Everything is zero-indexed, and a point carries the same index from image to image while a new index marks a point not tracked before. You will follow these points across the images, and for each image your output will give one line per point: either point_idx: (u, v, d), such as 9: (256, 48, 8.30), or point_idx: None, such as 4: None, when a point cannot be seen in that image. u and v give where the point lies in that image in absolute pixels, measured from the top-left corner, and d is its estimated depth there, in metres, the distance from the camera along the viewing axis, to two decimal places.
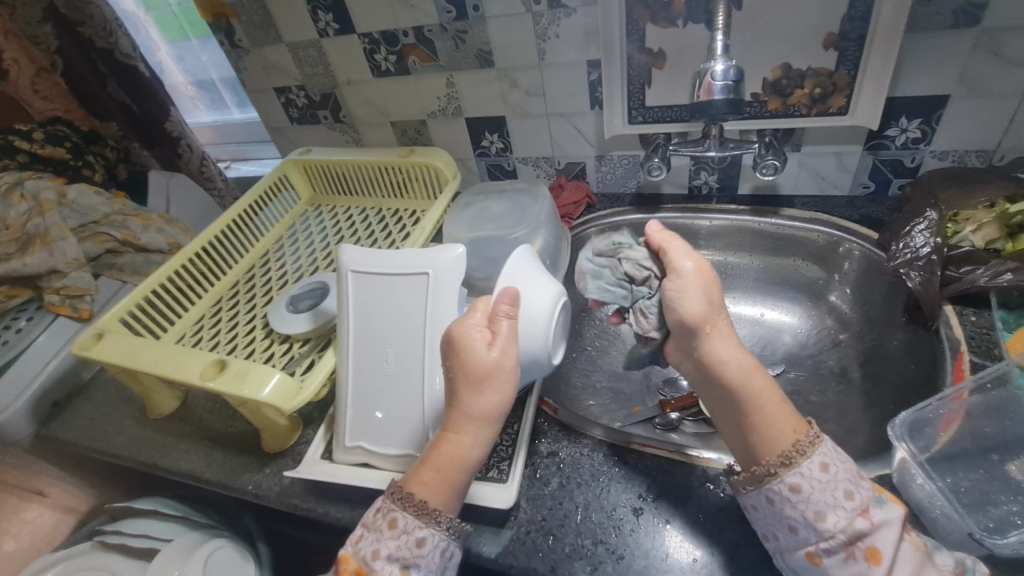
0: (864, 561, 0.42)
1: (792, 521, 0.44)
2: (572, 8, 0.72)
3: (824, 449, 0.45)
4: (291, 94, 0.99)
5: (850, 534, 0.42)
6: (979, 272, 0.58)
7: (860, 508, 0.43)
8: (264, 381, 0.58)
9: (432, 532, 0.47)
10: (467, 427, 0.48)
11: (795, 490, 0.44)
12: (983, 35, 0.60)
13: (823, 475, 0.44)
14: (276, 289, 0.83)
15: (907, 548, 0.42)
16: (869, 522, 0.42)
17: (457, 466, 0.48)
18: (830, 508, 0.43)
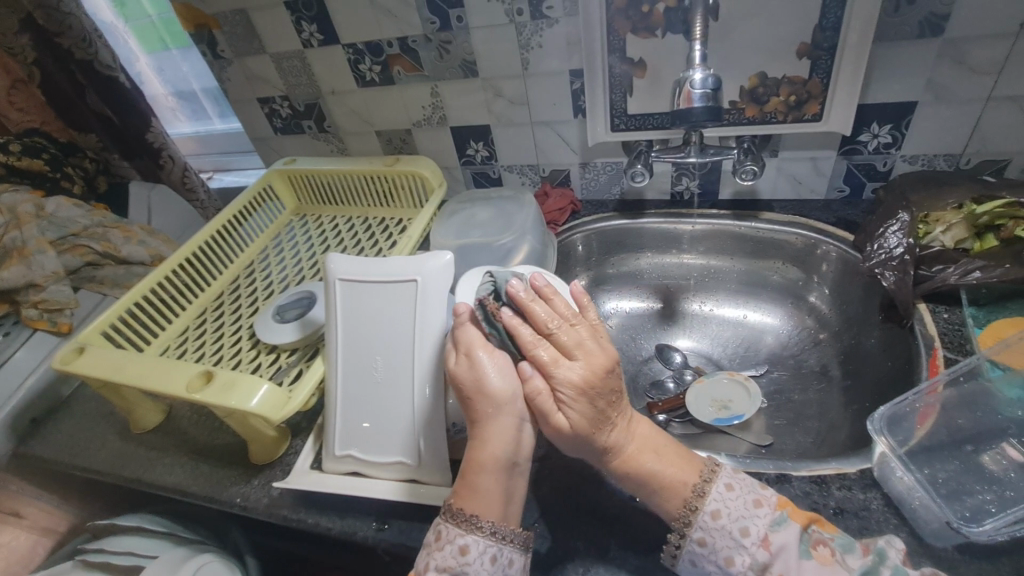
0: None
1: (716, 567, 0.45)
2: (554, 19, 0.74)
3: (722, 476, 0.47)
4: (275, 104, 0.99)
5: (756, 567, 0.44)
6: (949, 271, 0.61)
7: (757, 539, 0.44)
8: (251, 392, 0.57)
9: (472, 537, 0.45)
10: (488, 430, 0.48)
11: (701, 539, 0.45)
12: (946, 44, 0.63)
13: (729, 493, 0.46)
14: (261, 300, 0.82)
15: (811, 564, 0.42)
16: (769, 551, 0.43)
17: (487, 468, 0.47)
18: (734, 549, 0.44)
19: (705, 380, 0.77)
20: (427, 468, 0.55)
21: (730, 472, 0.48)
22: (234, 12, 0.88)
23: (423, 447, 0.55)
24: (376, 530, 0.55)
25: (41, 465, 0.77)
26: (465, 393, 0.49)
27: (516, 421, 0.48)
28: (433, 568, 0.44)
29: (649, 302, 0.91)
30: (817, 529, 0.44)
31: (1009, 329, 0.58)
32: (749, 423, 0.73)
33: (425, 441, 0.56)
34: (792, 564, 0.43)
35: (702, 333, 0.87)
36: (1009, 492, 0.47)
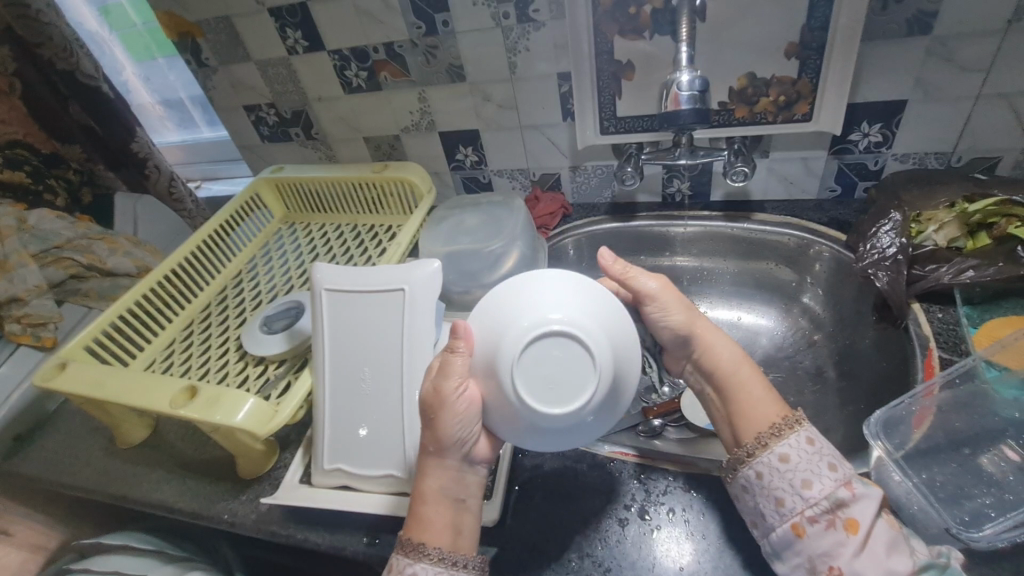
0: (844, 530, 0.42)
1: (778, 492, 0.45)
2: (541, 22, 0.73)
3: (807, 430, 0.46)
4: (262, 112, 0.98)
5: (832, 502, 0.43)
6: (943, 270, 0.60)
7: (844, 478, 0.43)
8: (236, 406, 0.56)
9: (423, 563, 0.44)
10: (433, 462, 0.48)
11: (762, 472, 0.46)
12: (934, 42, 0.63)
13: (810, 448, 0.45)
14: (249, 310, 0.81)
15: (882, 523, 0.43)
16: (851, 493, 0.43)
17: (436, 501, 0.47)
18: (814, 476, 0.44)
19: None
20: (417, 480, 0.54)
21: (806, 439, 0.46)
22: (217, 19, 0.86)
23: (413, 459, 0.54)
24: (367, 545, 0.54)
25: (25, 484, 0.75)
26: (422, 414, 0.47)
27: (461, 456, 0.48)
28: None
29: None
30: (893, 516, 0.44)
31: (1006, 328, 0.57)
32: None
33: (414, 453, 0.54)
34: (869, 519, 0.42)
35: None
36: (1009, 495, 0.46)
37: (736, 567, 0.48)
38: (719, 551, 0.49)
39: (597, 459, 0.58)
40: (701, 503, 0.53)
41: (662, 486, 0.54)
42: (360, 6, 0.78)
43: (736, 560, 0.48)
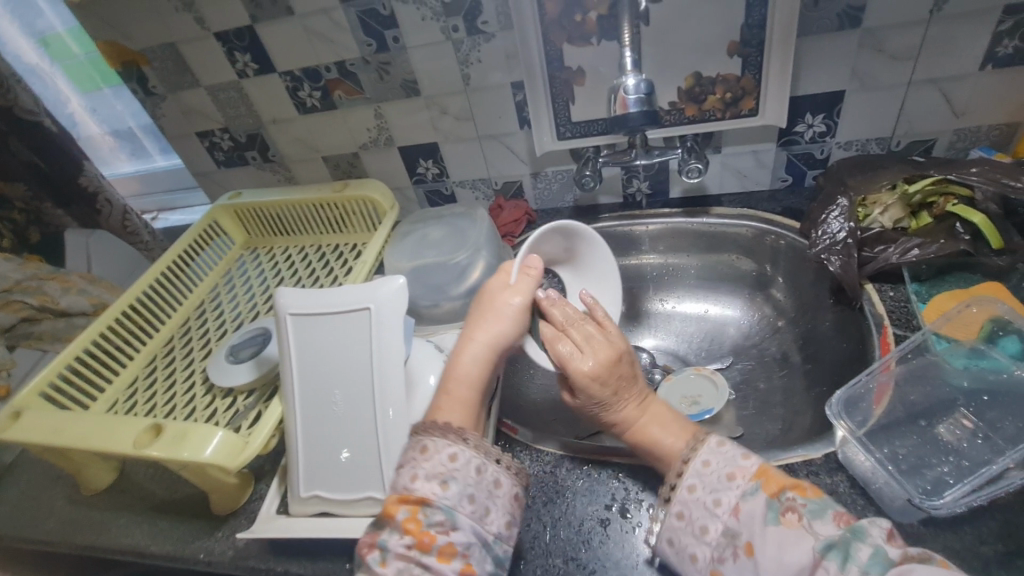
0: (744, 557, 0.41)
1: (701, 521, 0.44)
2: (490, 33, 0.74)
3: (713, 437, 0.48)
4: (215, 137, 0.96)
5: (726, 537, 0.43)
6: (890, 251, 0.63)
7: (729, 508, 0.43)
8: (205, 440, 0.55)
9: (436, 440, 0.49)
10: (469, 352, 0.57)
11: (680, 511, 0.46)
12: (865, 35, 0.66)
13: (706, 470, 0.46)
14: (214, 341, 0.79)
15: (777, 529, 0.40)
16: (739, 519, 0.42)
17: (465, 384, 0.55)
18: (709, 518, 0.44)
19: (673, 378, 0.78)
20: None
21: (716, 444, 0.47)
22: (162, 46, 0.85)
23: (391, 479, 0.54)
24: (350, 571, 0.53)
25: None
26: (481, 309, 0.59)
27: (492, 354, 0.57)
28: (423, 477, 0.46)
29: None
30: (792, 496, 0.41)
31: (952, 300, 0.60)
32: (719, 416, 0.74)
33: (391, 473, 0.54)
34: (758, 532, 0.41)
35: (667, 331, 0.88)
36: (966, 463, 0.48)
37: None
38: None
39: (576, 462, 0.58)
40: None
41: (639, 482, 0.55)
42: (308, 26, 0.78)
43: None
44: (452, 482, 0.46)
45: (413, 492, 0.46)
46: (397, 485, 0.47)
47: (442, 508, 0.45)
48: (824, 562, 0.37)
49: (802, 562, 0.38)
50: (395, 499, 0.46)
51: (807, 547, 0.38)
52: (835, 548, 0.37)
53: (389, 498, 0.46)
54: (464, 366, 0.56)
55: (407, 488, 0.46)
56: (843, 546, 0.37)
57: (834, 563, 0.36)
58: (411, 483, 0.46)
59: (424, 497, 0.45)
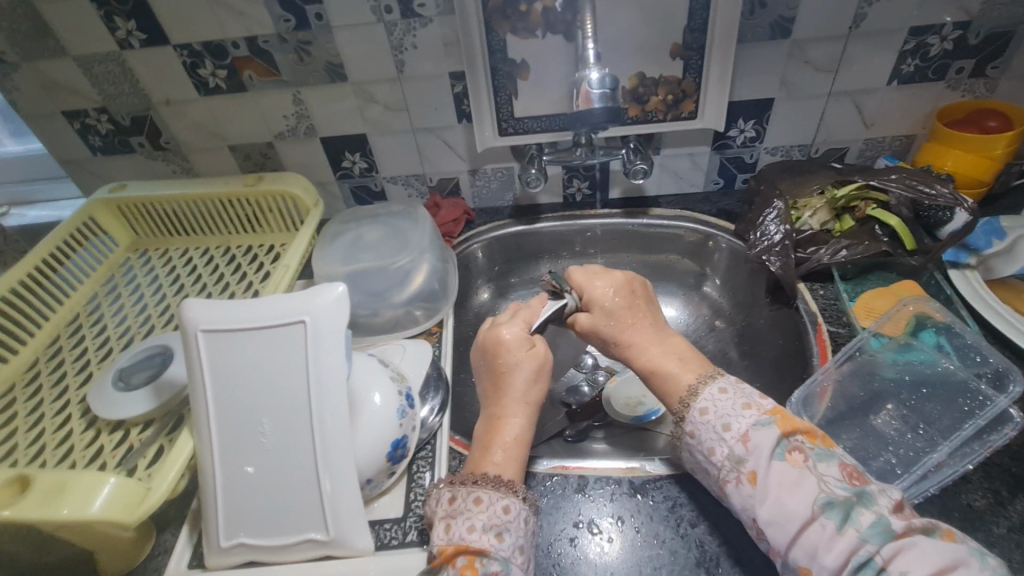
0: (748, 484, 0.43)
1: (709, 443, 0.45)
2: (428, 18, 0.68)
3: (720, 381, 0.48)
4: (88, 118, 0.81)
5: (732, 461, 0.44)
6: (823, 251, 0.66)
7: (739, 434, 0.44)
8: (91, 493, 0.44)
9: (488, 491, 0.46)
10: (507, 407, 0.53)
11: (691, 430, 0.47)
12: (793, 45, 0.69)
13: (702, 418, 0.46)
14: (95, 363, 0.65)
15: (782, 465, 0.42)
16: (747, 447, 0.43)
17: (516, 444, 0.51)
18: (716, 442, 0.45)
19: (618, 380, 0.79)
20: (343, 539, 0.47)
21: (733, 381, 0.49)
22: (12, 3, 0.69)
23: (335, 517, 0.47)
24: None
25: None
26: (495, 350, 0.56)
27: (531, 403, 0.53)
28: (479, 529, 0.44)
29: None
30: (802, 438, 0.43)
31: (877, 298, 0.64)
32: (665, 416, 0.74)
33: (335, 510, 0.47)
34: (764, 463, 0.42)
35: None
36: (907, 452, 0.50)
37: (692, 565, 0.48)
38: (672, 552, 0.49)
39: (538, 478, 0.55)
40: (648, 507, 0.52)
41: (605, 494, 0.53)
42: None
43: (688, 558, 0.48)
44: (507, 533, 0.44)
45: (468, 542, 0.43)
46: (450, 535, 0.44)
47: (498, 559, 0.42)
48: (822, 519, 0.39)
49: (800, 512, 0.40)
50: (450, 546, 0.43)
51: (808, 495, 0.40)
52: (835, 507, 0.39)
53: (441, 547, 0.44)
54: (510, 420, 0.52)
55: (461, 539, 0.44)
56: (845, 506, 0.39)
57: (832, 521, 0.39)
58: (468, 534, 0.44)
59: (483, 548, 0.43)
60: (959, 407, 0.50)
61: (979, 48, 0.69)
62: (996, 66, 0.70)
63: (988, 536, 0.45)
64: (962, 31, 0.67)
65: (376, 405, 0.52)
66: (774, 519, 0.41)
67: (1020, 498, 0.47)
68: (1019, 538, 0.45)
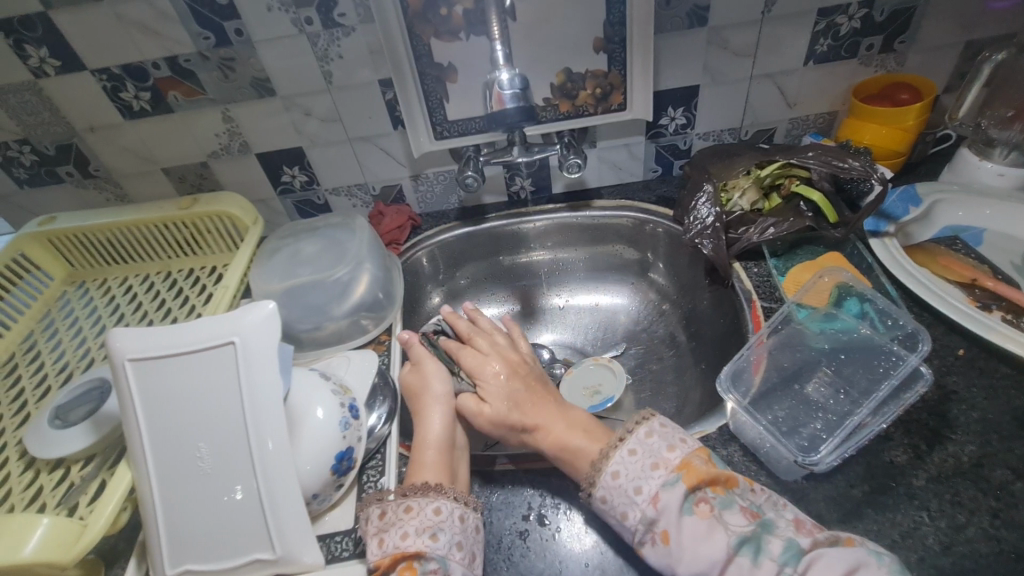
0: (662, 543, 0.43)
1: (621, 507, 0.46)
2: (350, 27, 0.68)
3: (656, 419, 0.50)
4: (11, 151, 0.78)
5: (644, 523, 0.44)
6: (753, 231, 0.68)
7: (649, 496, 0.45)
8: (23, 536, 0.43)
9: (418, 497, 0.48)
10: (428, 418, 0.57)
11: (603, 496, 0.47)
12: (711, 33, 0.71)
13: (615, 481, 0.47)
14: (33, 403, 0.63)
15: (692, 520, 0.43)
16: (657, 508, 0.44)
17: (435, 448, 0.54)
18: (628, 506, 0.45)
19: (573, 371, 0.80)
20: (290, 556, 0.47)
21: (643, 435, 0.48)
22: None
23: (281, 535, 0.47)
24: None
25: None
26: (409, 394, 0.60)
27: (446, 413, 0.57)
28: (412, 534, 0.45)
29: (507, 305, 0.92)
30: (705, 488, 0.45)
31: (805, 272, 0.67)
32: (619, 404, 0.77)
33: (282, 528, 0.47)
34: (674, 522, 0.43)
35: (563, 325, 0.90)
36: (833, 416, 0.53)
37: (637, 545, 0.49)
38: (618, 535, 0.50)
39: (487, 476, 0.56)
40: None
41: (555, 484, 0.54)
42: (122, 13, 0.65)
43: (633, 538, 0.50)
44: (441, 531, 0.46)
45: (404, 549, 0.45)
46: (385, 547, 0.45)
47: (435, 557, 0.44)
48: (737, 559, 0.41)
49: (717, 558, 0.41)
50: (387, 557, 0.44)
51: (721, 542, 0.42)
52: (748, 544, 0.41)
53: (377, 560, 0.44)
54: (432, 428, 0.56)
55: (396, 547, 0.45)
56: (755, 540, 0.41)
57: (746, 559, 0.41)
58: (402, 541, 0.45)
59: (419, 549, 0.44)
60: (876, 370, 0.54)
61: (885, 24, 0.72)
62: (903, 40, 0.73)
63: (908, 489, 0.48)
64: (868, 9, 0.70)
65: (318, 419, 0.52)
66: (695, 571, 0.42)
67: (937, 450, 0.50)
68: (936, 488, 0.48)
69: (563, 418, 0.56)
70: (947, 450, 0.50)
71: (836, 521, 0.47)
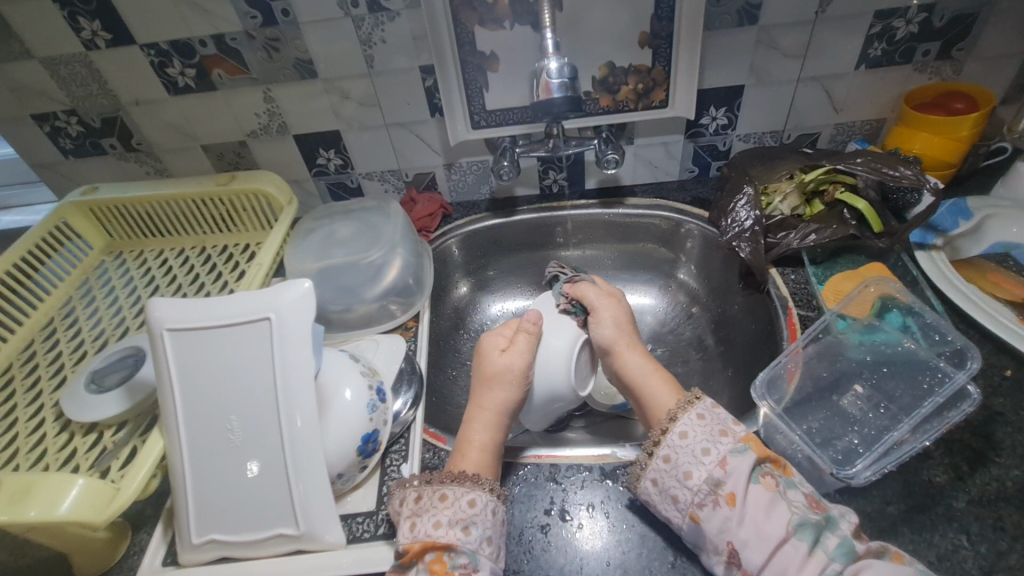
0: (726, 505, 0.45)
1: (686, 466, 0.48)
2: (395, 11, 0.68)
3: (697, 407, 0.51)
4: (58, 121, 0.80)
5: (711, 484, 0.46)
6: (792, 236, 0.67)
7: (717, 459, 0.47)
8: (59, 494, 0.44)
9: (453, 488, 0.49)
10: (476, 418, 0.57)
11: (654, 478, 0.48)
12: (761, 32, 0.69)
13: (682, 441, 0.49)
14: (70, 366, 0.65)
15: (757, 488, 0.45)
16: (725, 471, 0.46)
17: (479, 446, 0.54)
18: (694, 465, 0.47)
19: None
20: (314, 533, 0.47)
21: (711, 405, 0.51)
22: None
23: (306, 512, 0.47)
24: None
25: None
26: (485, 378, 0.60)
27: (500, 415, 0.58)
28: (445, 524, 0.46)
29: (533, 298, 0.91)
30: (770, 468, 0.47)
31: (846, 281, 0.64)
32: None
33: (307, 505, 0.47)
34: (742, 486, 0.45)
35: None
36: (870, 430, 0.51)
37: (658, 548, 0.49)
38: (641, 536, 0.49)
39: (511, 469, 0.56)
40: (618, 493, 0.52)
41: (577, 481, 0.54)
42: None
43: (655, 540, 0.49)
44: (474, 526, 0.46)
45: (435, 539, 0.45)
46: (415, 533, 0.46)
47: (465, 551, 0.45)
48: (795, 538, 0.42)
49: (776, 532, 0.43)
50: (417, 543, 0.45)
51: (783, 518, 0.44)
52: (807, 527, 0.43)
53: (408, 545, 0.45)
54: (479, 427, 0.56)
55: (428, 535, 0.46)
56: (815, 527, 0.43)
57: (804, 542, 0.42)
58: (435, 530, 0.46)
59: (450, 542, 0.45)
60: (920, 386, 0.52)
61: (944, 30, 0.69)
62: (962, 47, 0.71)
63: (947, 510, 0.46)
64: (927, 13, 0.68)
65: (347, 399, 0.52)
66: (751, 540, 0.43)
67: (980, 472, 0.48)
68: (977, 511, 0.46)
69: (651, 370, 0.60)
70: (990, 473, 0.48)
71: (869, 538, 0.46)
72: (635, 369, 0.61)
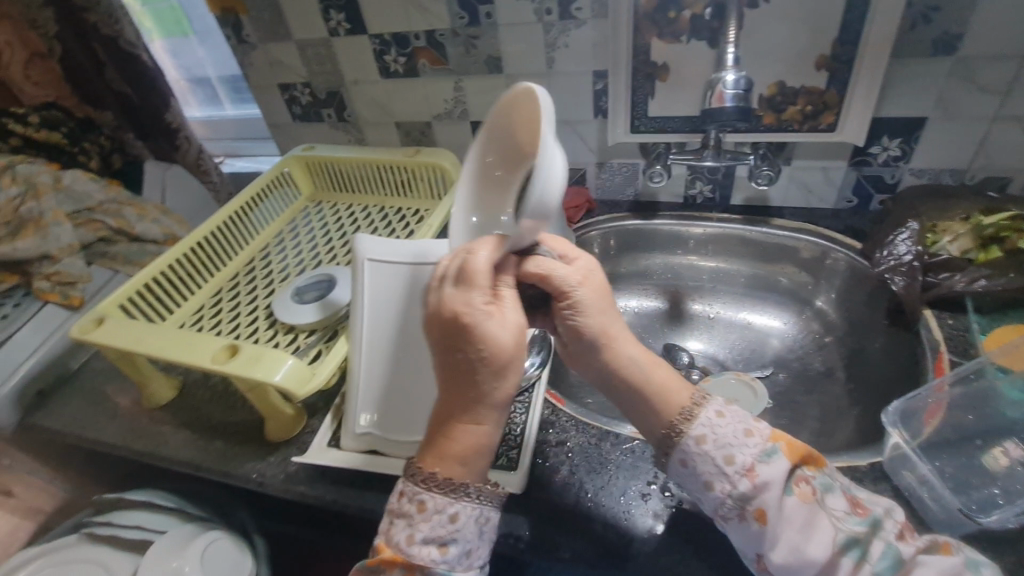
0: (754, 521, 0.42)
1: (706, 475, 0.44)
2: (582, 20, 0.76)
3: (714, 404, 0.47)
4: (296, 91, 1.00)
5: (736, 498, 0.43)
6: (957, 278, 0.63)
7: (742, 468, 0.43)
8: (276, 365, 0.58)
9: (433, 496, 0.43)
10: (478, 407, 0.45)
11: (682, 459, 0.45)
12: (957, 63, 0.66)
13: (719, 420, 0.46)
14: (278, 282, 0.82)
15: (792, 500, 0.42)
16: (754, 483, 0.42)
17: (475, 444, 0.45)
18: (716, 476, 0.44)
19: (712, 380, 0.78)
20: None
21: (725, 403, 0.47)
22: None
23: None
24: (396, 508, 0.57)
25: (47, 437, 0.76)
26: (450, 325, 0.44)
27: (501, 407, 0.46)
28: (421, 542, 0.42)
29: (655, 301, 0.92)
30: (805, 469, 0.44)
31: (1014, 334, 0.61)
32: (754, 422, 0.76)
33: None
34: (774, 501, 0.42)
35: (711, 335, 0.88)
36: (1015, 486, 0.49)
37: None
38: None
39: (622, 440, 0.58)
40: None
41: None
42: None
43: None
44: (453, 544, 0.43)
45: (408, 555, 0.42)
46: (390, 538, 0.43)
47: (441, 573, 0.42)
48: (842, 556, 0.40)
49: (818, 550, 0.40)
50: (389, 552, 0.42)
51: (827, 534, 0.41)
52: (856, 544, 0.40)
53: (379, 548, 0.43)
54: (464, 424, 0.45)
55: (400, 548, 0.42)
56: (860, 540, 0.40)
57: (850, 559, 0.40)
58: (407, 545, 0.42)
59: (422, 562, 0.41)
60: None
61: None
62: None
63: None
64: None
65: None
66: (784, 562, 0.41)
67: None
68: None
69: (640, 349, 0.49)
70: None
71: None
72: (631, 364, 0.48)
